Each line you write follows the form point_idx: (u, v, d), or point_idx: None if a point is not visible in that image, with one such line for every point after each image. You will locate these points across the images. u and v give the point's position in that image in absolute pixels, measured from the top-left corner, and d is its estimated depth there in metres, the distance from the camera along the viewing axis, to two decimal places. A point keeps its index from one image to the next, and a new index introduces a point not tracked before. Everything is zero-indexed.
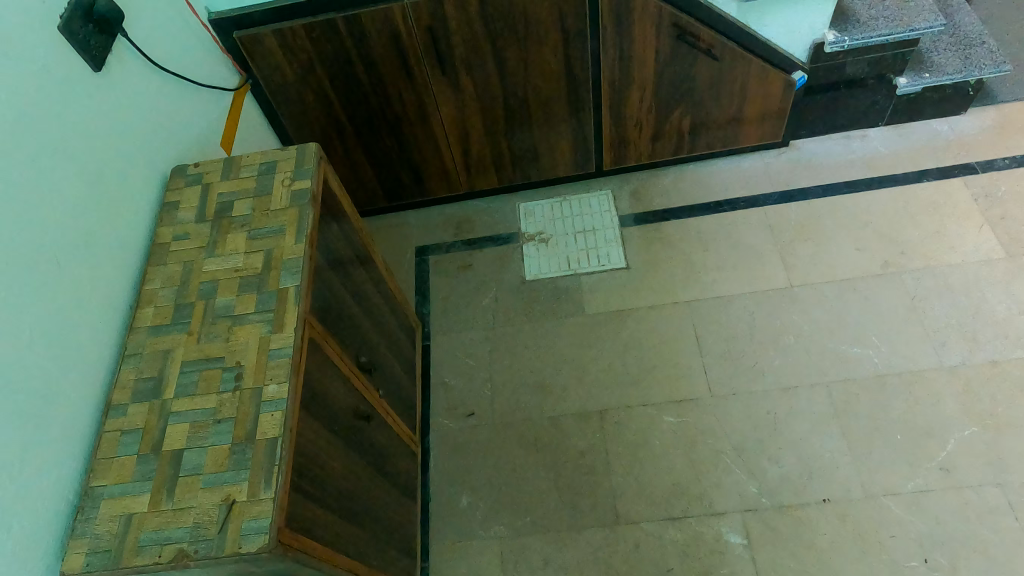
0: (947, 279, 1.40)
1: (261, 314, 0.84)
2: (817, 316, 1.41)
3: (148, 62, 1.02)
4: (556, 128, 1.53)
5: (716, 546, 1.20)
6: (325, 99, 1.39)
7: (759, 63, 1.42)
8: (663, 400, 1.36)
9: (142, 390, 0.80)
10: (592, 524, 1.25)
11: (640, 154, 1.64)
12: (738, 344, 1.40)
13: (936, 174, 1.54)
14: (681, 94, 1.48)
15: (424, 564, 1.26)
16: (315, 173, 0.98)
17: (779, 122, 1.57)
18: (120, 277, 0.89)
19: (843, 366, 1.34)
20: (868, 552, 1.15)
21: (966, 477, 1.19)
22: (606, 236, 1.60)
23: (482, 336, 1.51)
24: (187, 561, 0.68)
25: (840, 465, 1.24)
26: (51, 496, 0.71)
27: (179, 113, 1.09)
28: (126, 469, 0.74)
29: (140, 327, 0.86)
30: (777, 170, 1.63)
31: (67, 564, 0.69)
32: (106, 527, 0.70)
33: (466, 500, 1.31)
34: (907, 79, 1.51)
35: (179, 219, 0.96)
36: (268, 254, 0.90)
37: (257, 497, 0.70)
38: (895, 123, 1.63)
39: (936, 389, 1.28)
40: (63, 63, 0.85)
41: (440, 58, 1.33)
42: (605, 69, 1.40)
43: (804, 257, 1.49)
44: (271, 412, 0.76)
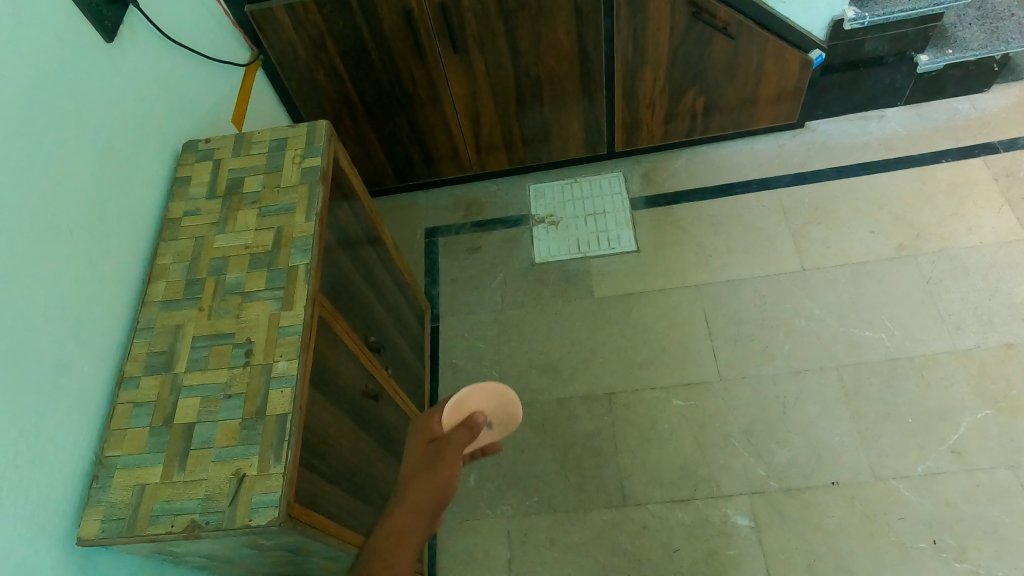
0: (964, 261, 1.38)
1: (271, 291, 0.85)
2: (830, 300, 1.39)
3: (161, 36, 1.03)
4: (568, 108, 1.52)
5: (722, 528, 1.20)
6: (336, 77, 1.39)
7: (776, 41, 1.39)
8: (672, 383, 1.36)
9: (154, 363, 0.81)
10: (599, 505, 1.26)
11: (652, 135, 1.62)
12: (748, 327, 1.39)
13: (956, 154, 1.51)
14: (695, 74, 1.46)
15: (432, 542, 1.28)
16: (325, 151, 0.98)
17: (795, 102, 1.55)
18: (133, 251, 0.90)
19: (854, 349, 1.32)
20: (876, 534, 1.15)
21: (978, 460, 1.18)
22: (617, 218, 1.59)
23: (491, 318, 1.51)
24: (199, 532, 0.69)
25: (849, 448, 1.23)
26: (67, 465, 0.73)
27: (190, 90, 1.10)
28: (139, 440, 0.75)
29: (152, 302, 0.87)
30: (791, 152, 1.61)
31: (84, 530, 0.70)
32: (120, 496, 0.72)
33: (473, 480, 1.33)
34: (928, 56, 1.47)
35: (191, 195, 0.97)
36: (278, 232, 0.90)
37: (267, 472, 0.71)
38: (914, 103, 1.59)
39: (949, 372, 1.27)
40: (77, 38, 0.85)
41: (451, 37, 1.32)
42: (618, 48, 1.38)
43: (817, 240, 1.47)
44: (281, 388, 0.77)
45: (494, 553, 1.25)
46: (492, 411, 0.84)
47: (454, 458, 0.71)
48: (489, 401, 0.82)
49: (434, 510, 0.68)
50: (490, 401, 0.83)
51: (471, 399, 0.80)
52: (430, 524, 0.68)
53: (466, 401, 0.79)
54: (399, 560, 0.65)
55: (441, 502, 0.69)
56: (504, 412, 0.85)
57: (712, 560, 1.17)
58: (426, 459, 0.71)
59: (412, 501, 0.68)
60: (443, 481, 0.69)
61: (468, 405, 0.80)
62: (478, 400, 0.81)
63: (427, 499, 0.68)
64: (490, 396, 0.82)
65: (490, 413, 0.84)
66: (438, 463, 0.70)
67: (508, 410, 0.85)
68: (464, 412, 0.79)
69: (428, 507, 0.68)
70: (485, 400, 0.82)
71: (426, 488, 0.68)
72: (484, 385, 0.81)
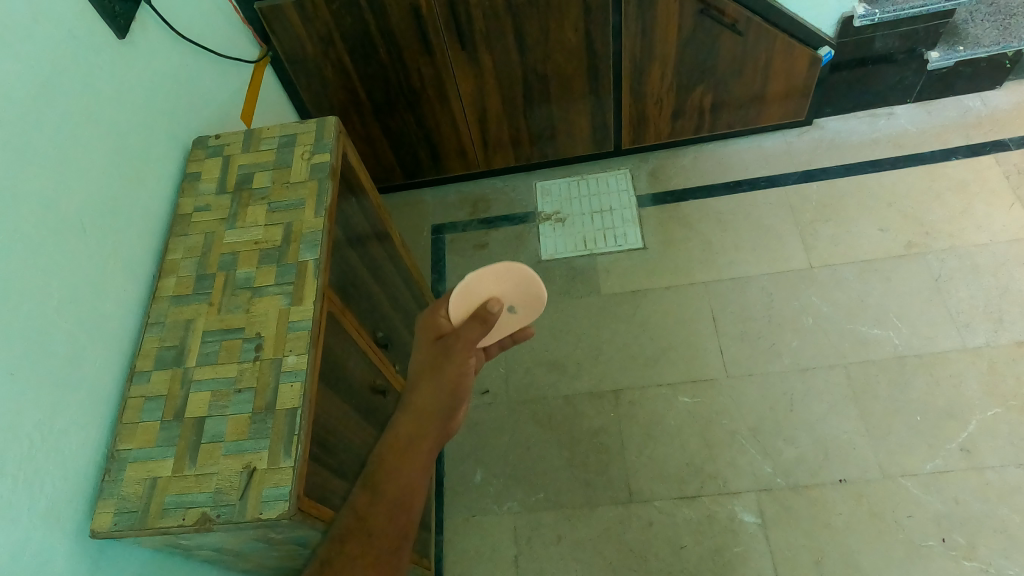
0: (974, 259, 1.37)
1: (280, 286, 0.85)
2: (838, 297, 1.39)
3: (172, 33, 1.03)
4: (576, 104, 1.52)
5: (729, 525, 1.20)
6: (344, 73, 1.40)
7: (785, 38, 1.38)
8: (679, 380, 1.36)
9: (165, 358, 0.82)
10: (606, 501, 1.26)
11: (660, 132, 1.62)
12: (755, 325, 1.39)
13: (966, 152, 1.50)
14: (703, 72, 1.45)
15: (438, 538, 1.28)
16: (334, 147, 0.98)
17: (803, 99, 1.54)
18: (144, 246, 0.91)
19: (862, 347, 1.32)
20: (884, 532, 1.15)
21: (988, 458, 1.17)
22: (623, 216, 1.59)
23: None
24: (209, 525, 0.69)
25: (857, 446, 1.23)
26: (80, 458, 0.73)
27: (200, 86, 1.10)
28: (151, 433, 0.76)
29: (163, 297, 0.87)
30: (799, 149, 1.60)
31: (96, 523, 0.71)
32: (132, 489, 0.72)
33: (480, 475, 1.33)
34: (939, 53, 1.47)
35: (201, 191, 0.97)
36: (287, 227, 0.91)
37: (278, 466, 0.72)
38: (924, 100, 1.59)
39: (959, 370, 1.26)
40: (90, 34, 0.86)
41: (459, 33, 1.32)
42: (627, 45, 1.38)
43: (824, 237, 1.47)
44: (290, 382, 0.77)
45: (500, 549, 1.25)
46: (514, 295, 0.79)
47: (459, 354, 0.73)
48: (506, 284, 0.77)
49: (447, 408, 0.73)
50: (508, 286, 0.78)
51: (484, 287, 0.77)
52: (445, 421, 0.73)
53: (478, 291, 0.76)
54: (414, 454, 0.70)
55: (454, 399, 0.73)
56: (530, 296, 0.78)
57: (719, 556, 1.18)
58: (434, 355, 0.74)
59: (425, 401, 0.72)
60: (451, 378, 0.73)
61: (481, 293, 0.77)
62: (491, 290, 0.77)
63: (440, 399, 0.72)
64: (506, 279, 0.77)
65: (514, 298, 0.79)
66: (448, 362, 0.73)
67: (534, 294, 0.78)
68: (478, 300, 0.77)
69: (441, 407, 0.72)
70: (502, 285, 0.78)
71: (438, 386, 0.73)
72: (491, 268, 0.76)
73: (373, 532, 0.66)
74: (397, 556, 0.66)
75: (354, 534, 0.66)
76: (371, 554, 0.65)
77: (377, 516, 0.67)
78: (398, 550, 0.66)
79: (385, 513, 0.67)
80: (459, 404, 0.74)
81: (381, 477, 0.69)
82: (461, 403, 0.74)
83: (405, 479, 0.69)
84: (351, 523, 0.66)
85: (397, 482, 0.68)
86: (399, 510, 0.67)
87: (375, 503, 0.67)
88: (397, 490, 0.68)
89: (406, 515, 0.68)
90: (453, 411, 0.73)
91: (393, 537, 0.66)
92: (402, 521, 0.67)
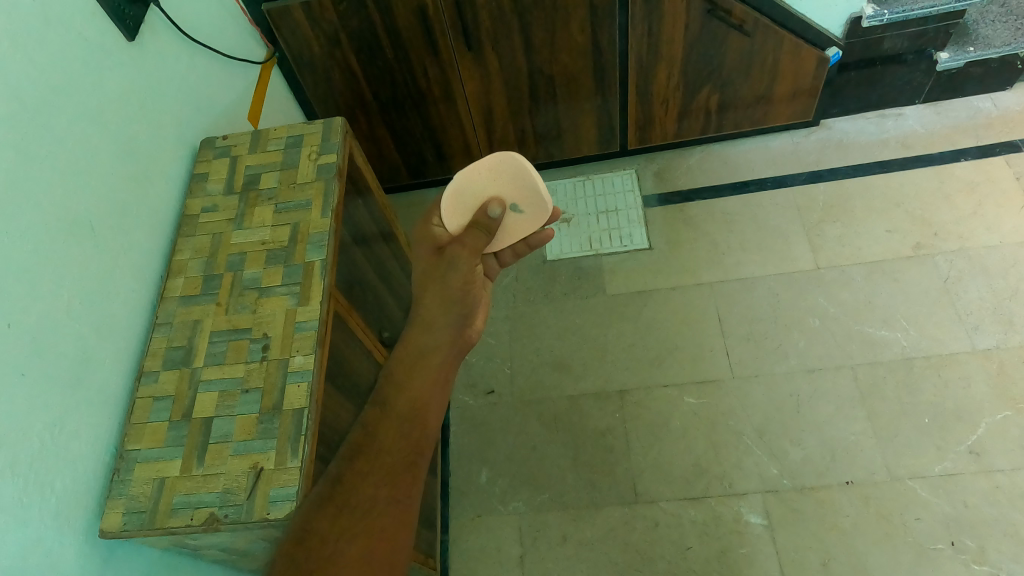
0: (983, 261, 1.36)
1: (288, 286, 0.86)
2: (845, 298, 1.38)
3: (180, 34, 1.03)
4: (582, 104, 1.52)
5: (736, 526, 1.19)
6: (351, 74, 1.40)
7: (793, 39, 1.38)
8: (685, 381, 1.35)
9: (173, 358, 0.82)
10: (612, 502, 1.26)
11: (666, 133, 1.62)
12: (762, 326, 1.39)
13: (975, 153, 1.49)
14: (710, 72, 1.45)
15: (444, 538, 1.28)
16: (340, 147, 0.99)
17: (811, 100, 1.53)
18: (152, 247, 0.91)
19: (870, 349, 1.32)
20: (892, 534, 1.14)
21: (997, 461, 1.17)
22: (630, 216, 1.59)
23: (502, 315, 1.52)
24: (218, 525, 0.69)
25: (864, 448, 1.22)
26: (88, 458, 0.74)
27: (208, 87, 1.10)
28: (159, 433, 0.76)
29: (171, 297, 0.88)
30: (806, 150, 1.60)
31: (105, 523, 0.71)
32: (140, 489, 0.73)
33: (485, 476, 1.33)
34: (949, 53, 1.46)
35: (209, 191, 0.98)
36: (294, 227, 0.91)
37: (285, 466, 0.72)
38: (933, 101, 1.58)
39: (968, 372, 1.26)
40: (99, 36, 0.86)
41: (466, 33, 1.32)
42: (633, 45, 1.38)
43: (832, 238, 1.46)
44: (297, 382, 0.78)
45: (506, 549, 1.25)
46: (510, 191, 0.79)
47: (462, 259, 0.75)
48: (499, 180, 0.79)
49: (454, 322, 0.76)
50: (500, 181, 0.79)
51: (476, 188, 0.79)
52: (454, 337, 0.76)
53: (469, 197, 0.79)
54: (424, 371, 0.73)
55: (460, 309, 0.76)
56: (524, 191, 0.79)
57: (725, 557, 1.17)
58: (436, 266, 0.76)
59: (432, 314, 0.75)
60: (456, 285, 0.75)
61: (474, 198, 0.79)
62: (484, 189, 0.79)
63: (449, 313, 0.75)
64: (499, 173, 0.78)
65: (513, 195, 0.79)
66: (451, 269, 0.75)
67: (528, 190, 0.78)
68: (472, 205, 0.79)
69: (447, 321, 0.75)
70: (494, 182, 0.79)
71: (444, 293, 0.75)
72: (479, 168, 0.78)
73: (386, 446, 0.68)
74: (411, 471, 0.68)
75: (366, 448, 0.68)
76: (384, 467, 0.67)
77: (390, 431, 0.69)
78: (412, 467, 0.68)
79: (397, 428, 0.69)
80: (467, 317, 0.77)
81: (392, 393, 0.72)
82: (469, 316, 0.77)
83: (415, 393, 0.72)
84: (363, 439, 0.69)
85: (408, 396, 0.71)
86: (413, 422, 0.70)
87: (387, 417, 0.70)
88: (409, 404, 0.71)
89: (419, 431, 0.70)
90: (461, 323, 0.76)
91: (406, 451, 0.69)
92: (415, 436, 0.70)
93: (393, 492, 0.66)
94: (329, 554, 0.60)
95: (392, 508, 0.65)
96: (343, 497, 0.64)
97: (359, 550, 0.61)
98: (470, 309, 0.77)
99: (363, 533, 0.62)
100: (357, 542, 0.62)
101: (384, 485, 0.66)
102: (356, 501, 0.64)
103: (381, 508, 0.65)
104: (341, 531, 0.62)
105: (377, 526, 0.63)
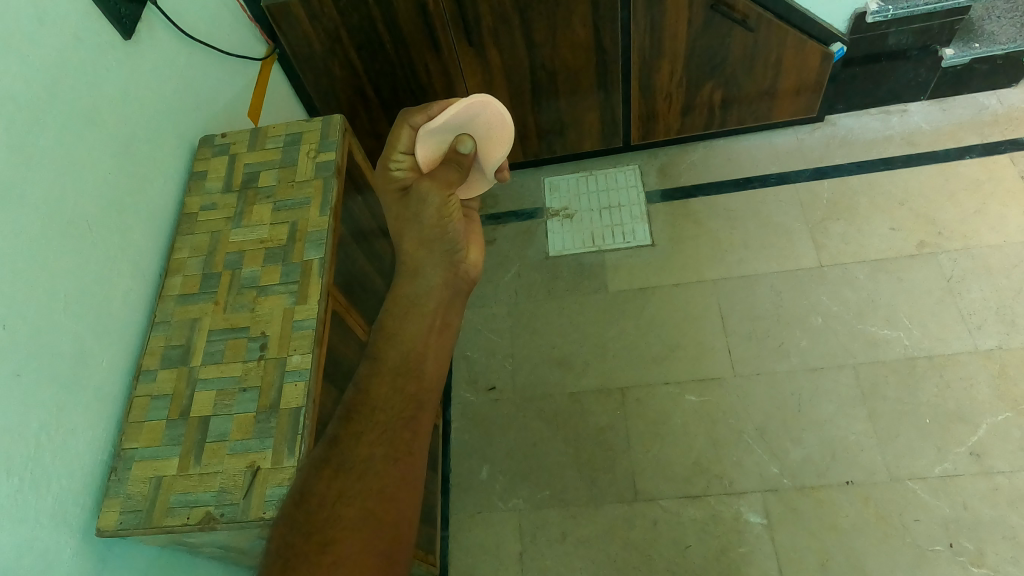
0: (987, 260, 1.35)
1: (285, 285, 0.86)
2: (848, 296, 1.37)
3: (178, 32, 1.03)
4: (584, 100, 1.51)
5: (735, 526, 1.19)
6: (351, 70, 1.39)
7: (796, 34, 1.36)
8: (686, 378, 1.35)
9: (171, 356, 0.83)
10: (611, 499, 1.26)
11: (669, 129, 1.61)
12: (764, 324, 1.38)
13: (980, 150, 1.48)
14: (713, 67, 1.44)
15: (443, 534, 1.29)
16: (339, 145, 0.98)
17: (815, 96, 1.52)
18: (150, 245, 0.91)
19: (872, 349, 1.31)
20: (891, 534, 1.14)
21: (997, 462, 1.16)
22: (632, 212, 1.58)
23: (503, 311, 1.52)
24: (214, 524, 0.70)
25: (865, 448, 1.22)
26: (86, 456, 0.74)
27: (206, 83, 1.10)
28: (156, 432, 0.77)
29: (169, 295, 0.88)
30: (810, 146, 1.58)
31: (103, 521, 0.72)
32: (138, 488, 0.73)
33: (485, 472, 1.33)
34: (954, 49, 1.44)
35: (207, 190, 0.98)
36: (293, 226, 0.91)
37: (281, 465, 0.72)
38: (939, 98, 1.56)
39: (970, 372, 1.25)
40: (95, 34, 0.86)
41: (467, 29, 1.32)
42: (635, 40, 1.36)
43: (835, 235, 1.45)
44: (295, 382, 0.78)
45: (506, 546, 1.25)
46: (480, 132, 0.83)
47: (432, 193, 0.71)
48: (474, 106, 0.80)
49: (442, 259, 0.71)
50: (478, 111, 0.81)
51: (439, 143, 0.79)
52: (446, 275, 0.71)
53: (443, 130, 0.78)
54: (416, 317, 0.67)
55: (444, 245, 0.71)
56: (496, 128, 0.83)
57: (724, 557, 1.17)
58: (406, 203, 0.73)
59: (417, 259, 0.71)
60: (430, 220, 0.71)
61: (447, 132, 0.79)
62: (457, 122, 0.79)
63: (430, 251, 0.71)
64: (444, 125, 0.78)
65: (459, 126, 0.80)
66: (422, 207, 0.71)
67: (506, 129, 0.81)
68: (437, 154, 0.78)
69: (430, 258, 0.71)
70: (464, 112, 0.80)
71: (421, 236, 0.71)
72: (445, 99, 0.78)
73: (377, 403, 0.63)
74: (412, 428, 0.62)
75: (357, 407, 0.63)
76: (379, 425, 0.62)
77: (382, 386, 0.64)
78: (414, 422, 0.63)
79: (391, 384, 0.64)
80: (456, 249, 0.72)
81: (383, 346, 0.66)
82: (459, 248, 0.72)
83: (408, 344, 0.66)
84: (354, 399, 0.63)
85: (400, 350, 0.66)
86: (407, 377, 0.64)
87: (378, 372, 0.65)
88: (402, 356, 0.65)
89: (415, 383, 0.64)
90: (449, 258, 0.72)
91: (403, 407, 0.63)
92: (412, 391, 0.64)
93: (391, 451, 0.61)
94: (325, 521, 0.57)
95: (390, 469, 0.60)
96: (338, 460, 0.60)
97: (355, 515, 0.57)
98: (459, 242, 0.72)
99: (359, 496, 0.58)
100: (353, 506, 0.57)
101: (380, 445, 0.61)
102: (351, 464, 0.60)
103: (379, 470, 0.60)
104: (337, 495, 0.58)
105: (375, 489, 0.58)
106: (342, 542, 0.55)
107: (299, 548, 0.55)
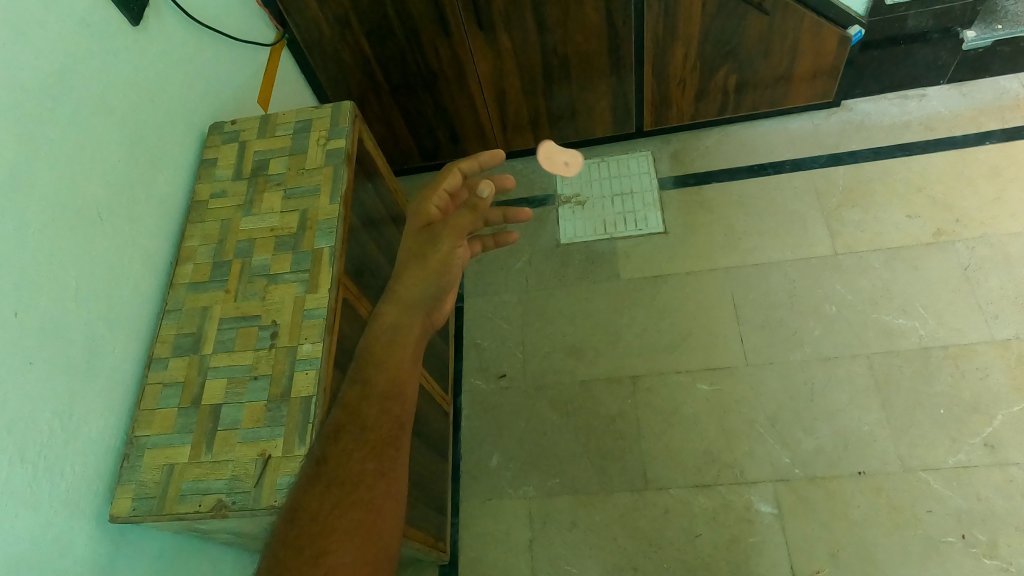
0: (1006, 248, 1.33)
1: (296, 274, 0.86)
2: (862, 285, 1.36)
3: (188, 19, 1.03)
4: (597, 86, 1.49)
5: (745, 515, 1.19)
6: (361, 55, 1.39)
7: (814, 17, 1.34)
8: (698, 367, 1.34)
9: (181, 345, 0.83)
10: (621, 487, 1.26)
11: (682, 114, 1.59)
12: (778, 313, 1.37)
13: (1000, 136, 1.45)
14: (727, 51, 1.41)
15: (453, 520, 1.30)
16: (349, 132, 0.98)
17: (832, 80, 1.49)
18: (162, 233, 0.91)
19: (887, 338, 1.29)
20: (902, 526, 1.13)
21: (1013, 454, 1.15)
22: (644, 199, 1.57)
23: (515, 299, 1.51)
24: (225, 512, 0.70)
25: (878, 439, 1.21)
26: (99, 444, 0.75)
27: (215, 69, 1.10)
28: (169, 420, 0.77)
29: (180, 284, 0.88)
30: (826, 132, 1.56)
31: (116, 508, 0.72)
32: (151, 475, 0.74)
33: (495, 460, 1.34)
34: (976, 32, 1.40)
35: (217, 177, 0.98)
36: (302, 214, 0.91)
37: (292, 454, 0.72)
38: (959, 82, 1.53)
39: (985, 363, 1.23)
40: (106, 22, 0.86)
41: (478, 15, 1.31)
42: (648, 24, 1.35)
43: (850, 223, 1.43)
44: (305, 370, 0.78)
45: (516, 533, 1.26)
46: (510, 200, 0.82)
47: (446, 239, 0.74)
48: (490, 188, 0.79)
49: (429, 302, 0.72)
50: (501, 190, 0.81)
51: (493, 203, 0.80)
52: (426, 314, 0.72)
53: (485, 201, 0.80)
54: (401, 346, 0.69)
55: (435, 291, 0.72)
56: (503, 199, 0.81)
57: (734, 546, 1.17)
58: (422, 240, 0.75)
59: (407, 294, 0.72)
60: (434, 263, 0.73)
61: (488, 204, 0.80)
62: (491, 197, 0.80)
63: (422, 293, 0.72)
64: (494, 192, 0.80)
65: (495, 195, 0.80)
66: (432, 247, 0.74)
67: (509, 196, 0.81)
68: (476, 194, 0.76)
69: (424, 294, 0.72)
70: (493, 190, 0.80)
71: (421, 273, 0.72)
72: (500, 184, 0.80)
73: (366, 420, 0.63)
74: (395, 446, 0.63)
75: (347, 427, 0.63)
76: (368, 444, 0.62)
77: (370, 408, 0.64)
78: (397, 440, 0.63)
79: (378, 406, 0.64)
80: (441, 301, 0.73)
81: (371, 371, 0.66)
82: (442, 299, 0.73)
83: (392, 369, 0.67)
84: (343, 421, 0.64)
85: (387, 372, 0.66)
86: (394, 401, 0.65)
87: (366, 394, 0.65)
88: (387, 381, 0.66)
89: (398, 404, 0.65)
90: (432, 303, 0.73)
91: (388, 427, 0.63)
92: (397, 411, 0.65)
93: (380, 468, 0.61)
94: (319, 534, 0.56)
95: (379, 484, 0.60)
96: (330, 477, 0.60)
97: (348, 526, 0.56)
98: (448, 293, 0.74)
99: (350, 509, 0.57)
100: (344, 520, 0.57)
101: (370, 461, 0.61)
102: (341, 479, 0.59)
103: (367, 483, 0.59)
104: (330, 509, 0.57)
105: (363, 503, 0.58)
106: (337, 554, 0.55)
107: (291, 561, 0.54)
